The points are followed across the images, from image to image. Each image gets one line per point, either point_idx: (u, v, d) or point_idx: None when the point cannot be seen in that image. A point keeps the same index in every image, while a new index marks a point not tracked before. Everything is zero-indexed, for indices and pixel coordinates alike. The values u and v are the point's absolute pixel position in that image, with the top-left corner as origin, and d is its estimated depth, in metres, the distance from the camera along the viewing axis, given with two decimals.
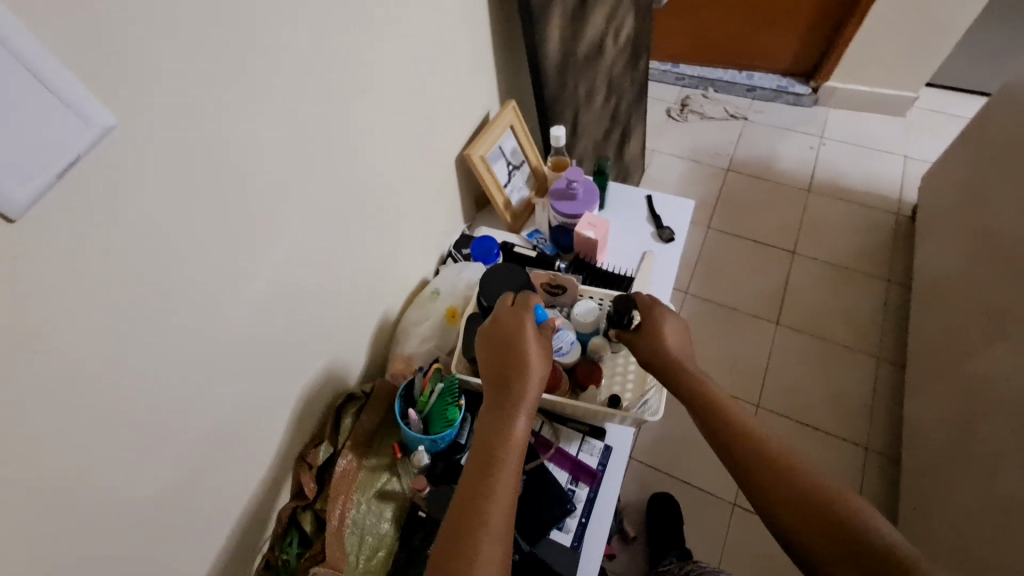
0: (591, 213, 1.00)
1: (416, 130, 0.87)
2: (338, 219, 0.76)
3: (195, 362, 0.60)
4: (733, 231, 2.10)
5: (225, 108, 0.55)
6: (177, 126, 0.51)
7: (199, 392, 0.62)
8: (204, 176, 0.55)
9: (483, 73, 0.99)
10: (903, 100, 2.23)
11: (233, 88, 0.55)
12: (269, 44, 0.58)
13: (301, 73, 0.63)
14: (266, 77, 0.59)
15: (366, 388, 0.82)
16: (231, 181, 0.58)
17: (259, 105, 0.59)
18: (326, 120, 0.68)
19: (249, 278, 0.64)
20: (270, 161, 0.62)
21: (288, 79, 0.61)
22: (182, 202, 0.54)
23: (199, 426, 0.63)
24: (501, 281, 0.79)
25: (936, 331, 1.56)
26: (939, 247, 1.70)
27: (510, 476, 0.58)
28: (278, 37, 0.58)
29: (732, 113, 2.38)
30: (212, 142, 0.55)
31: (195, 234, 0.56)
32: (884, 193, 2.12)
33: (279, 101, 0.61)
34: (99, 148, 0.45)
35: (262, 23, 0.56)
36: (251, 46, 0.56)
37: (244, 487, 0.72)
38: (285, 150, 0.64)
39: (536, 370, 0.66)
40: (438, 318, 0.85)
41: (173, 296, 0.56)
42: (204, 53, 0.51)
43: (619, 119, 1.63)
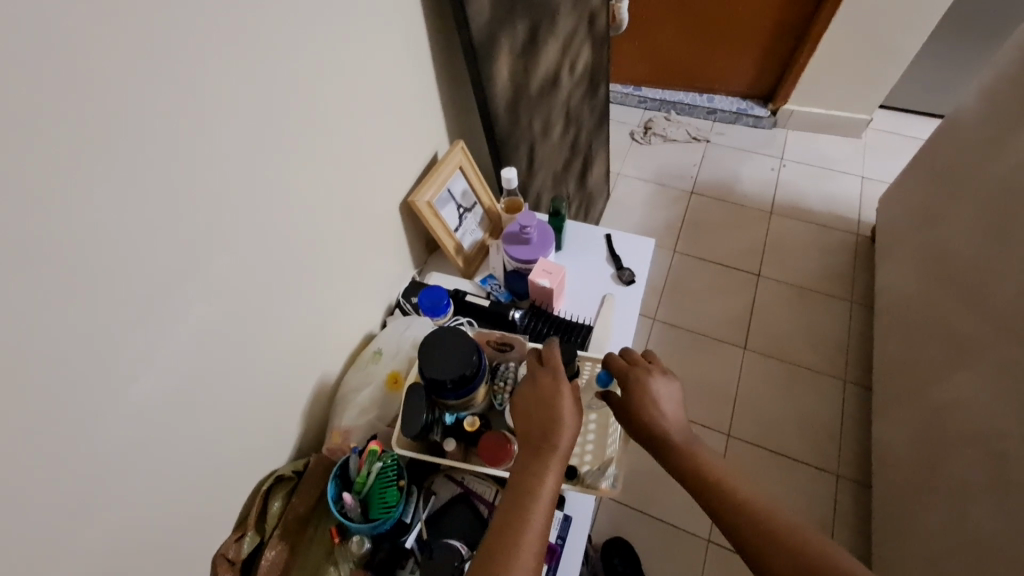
0: (547, 258, 0.96)
1: (353, 180, 0.81)
2: (262, 285, 0.69)
3: (80, 479, 0.52)
4: (698, 254, 2.08)
5: (97, 189, 0.47)
6: (28, 217, 0.43)
7: (87, 510, 0.53)
8: (74, 269, 0.47)
9: (429, 114, 0.94)
10: (858, 121, 2.27)
11: (107, 166, 0.47)
12: (151, 110, 0.50)
13: (199, 138, 0.55)
14: (151, 149, 0.51)
15: (299, 467, 0.77)
16: (115, 268, 0.51)
17: (144, 180, 0.51)
18: (235, 184, 0.61)
19: (146, 373, 0.56)
20: (164, 239, 0.54)
21: (189, 148, 0.54)
22: (48, 300, 0.46)
23: (91, 547, 0.54)
24: (450, 349, 0.71)
25: (898, 355, 1.56)
26: (899, 268, 1.71)
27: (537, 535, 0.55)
28: (174, 104, 0.52)
29: (694, 136, 2.39)
30: (79, 231, 0.47)
31: (65, 338, 0.48)
32: (843, 213, 2.15)
33: (169, 173, 0.53)
34: None
35: (149, 88, 0.49)
36: (137, 115, 0.49)
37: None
38: (184, 225, 0.56)
39: (569, 432, 0.62)
40: (379, 384, 0.78)
41: (42, 413, 0.47)
42: (61, 127, 0.43)
43: (580, 148, 1.60)
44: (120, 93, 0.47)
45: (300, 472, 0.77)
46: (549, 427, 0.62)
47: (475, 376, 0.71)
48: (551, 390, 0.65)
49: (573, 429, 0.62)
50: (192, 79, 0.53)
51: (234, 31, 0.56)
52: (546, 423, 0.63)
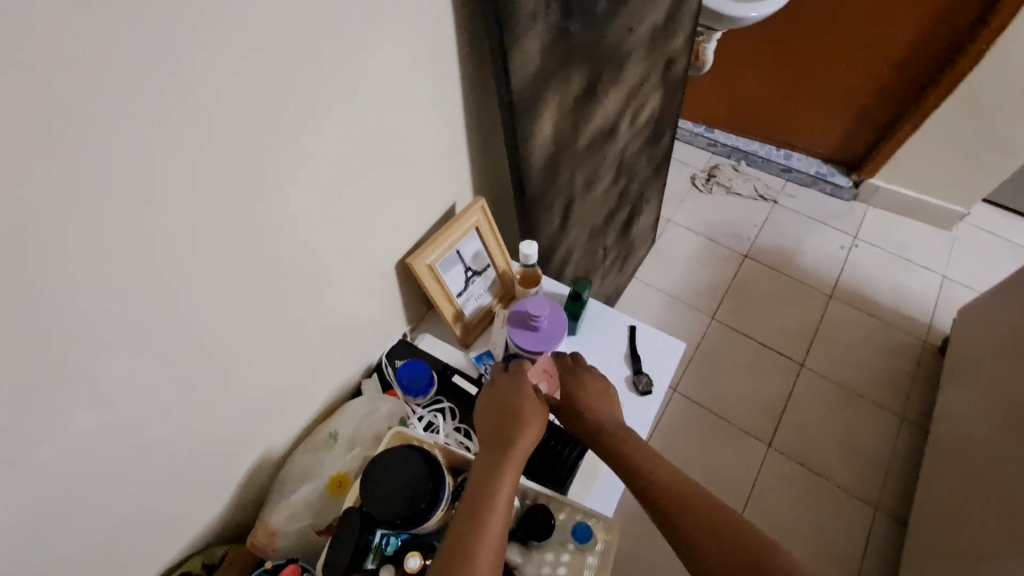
0: (555, 352, 0.82)
1: (343, 239, 0.69)
2: (203, 361, 0.58)
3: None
4: (739, 327, 1.89)
5: None
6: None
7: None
8: None
9: (452, 165, 0.81)
10: (953, 213, 2.00)
11: None
12: (51, 186, 0.38)
13: (123, 214, 0.44)
14: (48, 232, 0.40)
15: (214, 561, 0.70)
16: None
17: (30, 270, 0.40)
18: (172, 259, 0.50)
19: (16, 479, 0.46)
20: (61, 331, 0.44)
21: (124, 223, 0.44)
22: None
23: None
24: (404, 474, 0.60)
25: (945, 506, 1.36)
26: (968, 400, 1.49)
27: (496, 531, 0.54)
28: (102, 176, 0.41)
29: (761, 193, 2.18)
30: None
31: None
32: (913, 313, 1.90)
33: (74, 257, 0.42)
34: None
35: (57, 159, 0.38)
36: (45, 196, 0.38)
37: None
38: (95, 312, 0.45)
39: (528, 439, 0.63)
40: (323, 482, 0.67)
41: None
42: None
43: (629, 198, 1.44)
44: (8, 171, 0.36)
45: (215, 565, 0.70)
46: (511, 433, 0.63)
47: (427, 512, 0.59)
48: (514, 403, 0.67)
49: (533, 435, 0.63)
50: (119, 147, 0.41)
51: (192, 83, 0.44)
52: (509, 422, 0.64)
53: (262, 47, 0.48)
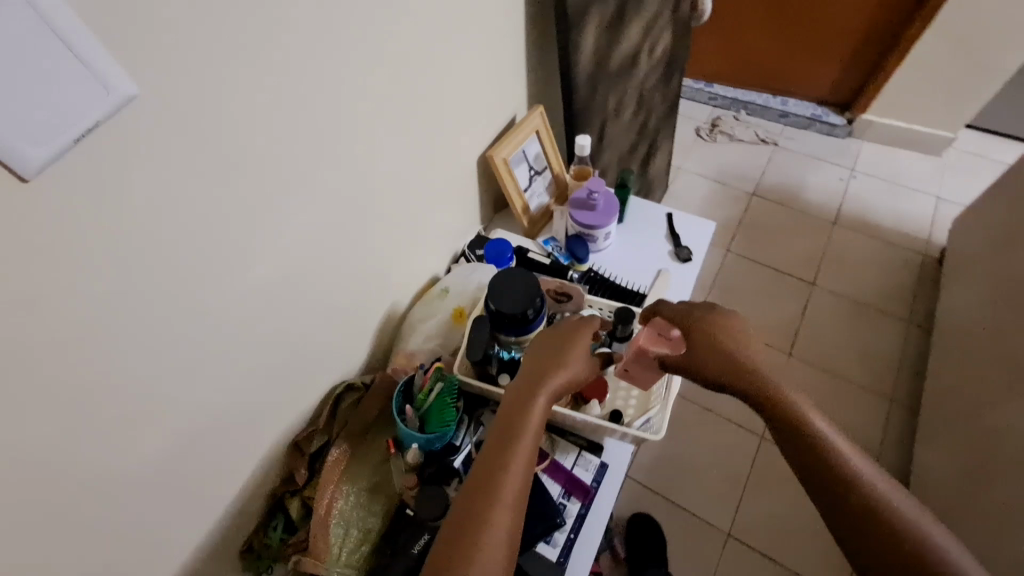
0: (609, 225, 1.00)
1: (440, 128, 0.87)
2: (351, 211, 0.76)
3: (187, 352, 0.60)
4: (752, 256, 2.06)
5: (236, 98, 0.54)
6: (174, 111, 0.49)
7: (190, 381, 0.61)
8: (214, 166, 0.55)
9: (513, 77, 0.99)
10: (941, 139, 2.17)
11: (246, 76, 0.54)
12: (283, 35, 0.56)
13: (316, 66, 0.61)
14: (276, 70, 0.57)
15: (367, 379, 0.85)
16: (246, 168, 0.58)
17: (268, 98, 0.57)
18: (338, 112, 0.67)
19: (247, 270, 0.63)
20: (277, 154, 0.61)
21: (315, 75, 0.62)
22: (191, 187, 0.53)
23: (187, 417, 0.63)
24: (514, 294, 0.76)
25: (953, 381, 1.51)
26: (965, 292, 1.66)
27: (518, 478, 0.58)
28: (307, 35, 0.59)
29: (762, 138, 2.36)
30: (215, 132, 0.54)
31: (189, 227, 0.55)
32: (912, 232, 2.07)
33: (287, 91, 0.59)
34: (118, 116, 0.45)
35: (285, 17, 0.56)
36: (278, 41, 0.56)
37: (236, 475, 0.74)
38: (300, 143, 0.63)
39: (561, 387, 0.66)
40: (445, 317, 0.85)
41: (164, 284, 0.55)
42: (217, 36, 0.50)
43: (647, 133, 1.61)
44: (262, 16, 0.53)
45: (368, 386, 0.85)
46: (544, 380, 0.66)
47: (534, 319, 0.76)
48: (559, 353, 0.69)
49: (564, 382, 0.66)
50: (318, 13, 0.59)
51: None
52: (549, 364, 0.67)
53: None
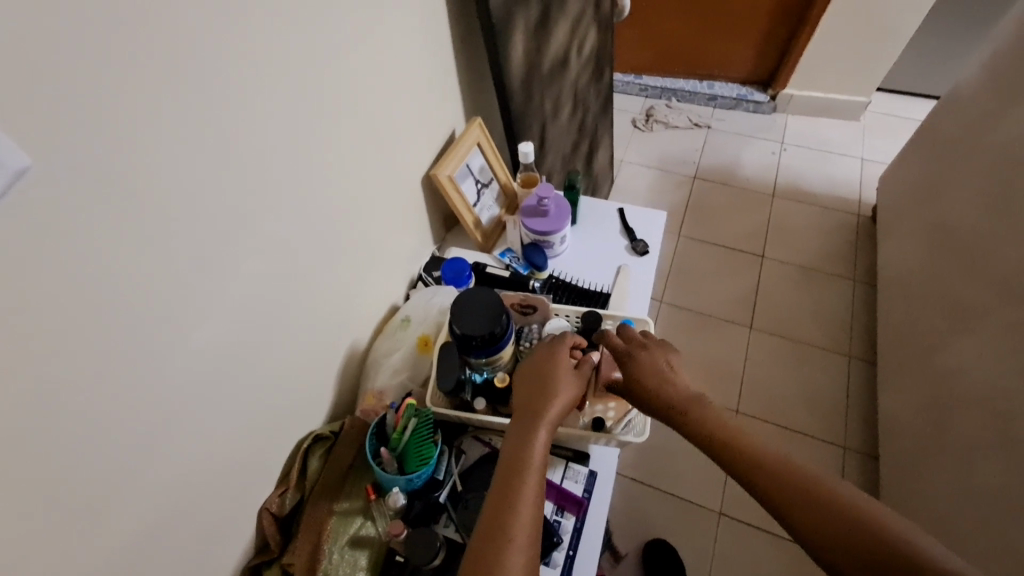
0: (564, 230, 0.99)
1: (378, 153, 0.83)
2: (297, 254, 0.71)
3: (133, 437, 0.54)
4: (702, 238, 2.11)
5: (157, 151, 0.50)
6: (82, 176, 0.44)
7: (144, 461, 0.56)
8: (142, 229, 0.50)
9: (448, 91, 0.97)
10: (857, 104, 2.30)
11: (166, 129, 0.50)
12: (204, 81, 0.52)
13: (244, 107, 0.57)
14: (202, 118, 0.53)
15: (336, 426, 0.81)
16: (180, 226, 0.54)
17: (195, 148, 0.53)
18: (269, 152, 0.62)
19: (200, 333, 0.59)
20: (213, 206, 0.57)
21: (244, 118, 0.58)
22: (120, 254, 0.48)
23: (143, 507, 0.57)
24: (477, 315, 0.72)
25: (902, 331, 1.59)
26: (900, 244, 1.75)
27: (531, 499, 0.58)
28: (229, 76, 0.55)
29: (696, 122, 2.43)
30: (134, 193, 0.48)
31: (121, 301, 0.50)
32: (844, 195, 2.18)
33: (211, 138, 0.54)
34: (13, 193, 0.40)
35: (204, 61, 0.52)
36: (198, 87, 0.52)
37: (207, 558, 0.67)
38: (232, 189, 0.58)
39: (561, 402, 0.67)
40: (409, 348, 0.81)
41: (101, 364, 0.49)
42: (125, 89, 0.45)
43: (586, 130, 1.62)
44: (177, 63, 0.49)
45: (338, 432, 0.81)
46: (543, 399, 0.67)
47: (502, 336, 0.73)
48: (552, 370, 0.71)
49: (564, 399, 0.67)
50: (240, 52, 0.55)
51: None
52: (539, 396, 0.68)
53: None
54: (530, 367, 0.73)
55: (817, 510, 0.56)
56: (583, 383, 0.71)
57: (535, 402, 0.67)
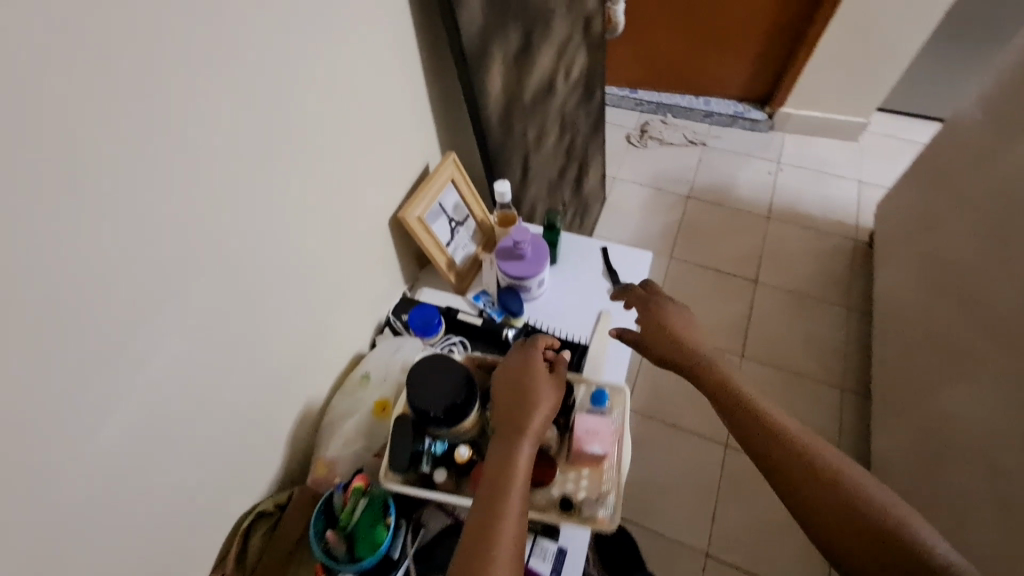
0: (540, 274, 0.93)
1: (342, 197, 0.77)
2: (243, 314, 0.65)
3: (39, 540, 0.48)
4: (695, 260, 2.06)
5: (57, 232, 0.43)
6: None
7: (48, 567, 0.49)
8: (39, 318, 0.44)
9: (420, 126, 0.91)
10: (856, 125, 2.24)
11: (68, 206, 0.44)
12: (117, 147, 0.46)
13: (167, 170, 0.51)
14: (114, 188, 0.47)
15: (280, 501, 0.76)
16: (88, 307, 0.47)
17: (106, 222, 0.47)
18: (206, 211, 0.56)
19: (117, 418, 0.52)
20: (132, 281, 0.50)
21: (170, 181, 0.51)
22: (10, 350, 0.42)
23: None
24: (437, 384, 0.69)
25: (897, 366, 1.53)
26: (897, 275, 1.70)
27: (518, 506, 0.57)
28: (149, 138, 0.48)
29: (691, 139, 2.37)
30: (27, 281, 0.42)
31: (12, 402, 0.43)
32: (841, 218, 2.12)
33: (134, 206, 0.49)
34: None
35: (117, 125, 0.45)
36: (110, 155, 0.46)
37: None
38: (156, 258, 0.52)
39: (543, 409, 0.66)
40: (367, 410, 0.75)
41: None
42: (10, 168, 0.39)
43: (575, 153, 1.56)
44: (81, 132, 0.43)
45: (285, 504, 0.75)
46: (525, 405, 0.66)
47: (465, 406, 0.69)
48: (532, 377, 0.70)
49: (546, 406, 0.66)
50: (163, 110, 0.49)
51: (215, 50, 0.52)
52: (526, 401, 0.67)
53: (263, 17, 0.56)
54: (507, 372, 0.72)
55: (798, 469, 0.62)
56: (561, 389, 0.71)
57: (515, 408, 0.67)
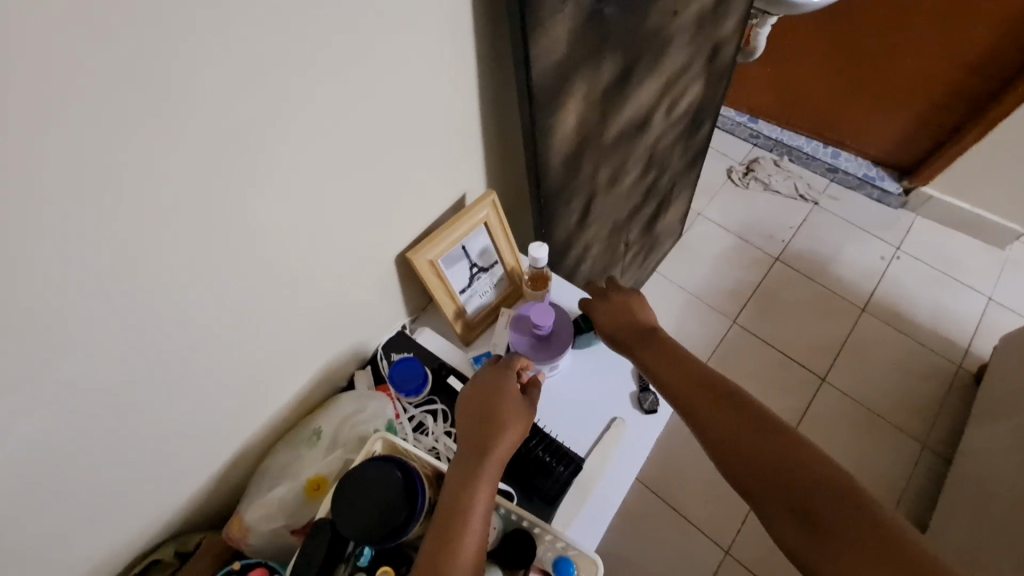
0: (557, 360, 0.80)
1: (341, 228, 0.66)
2: (180, 350, 0.56)
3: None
4: (761, 334, 1.81)
5: None
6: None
7: None
8: None
9: (463, 152, 0.76)
10: (1009, 231, 1.85)
11: None
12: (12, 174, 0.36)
13: (87, 199, 0.41)
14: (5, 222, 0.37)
15: (184, 550, 0.69)
16: None
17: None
18: (139, 245, 0.46)
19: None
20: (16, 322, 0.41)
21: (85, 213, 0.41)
22: None
23: None
24: (372, 496, 0.57)
25: (959, 546, 1.28)
26: (999, 435, 1.40)
27: (472, 547, 0.53)
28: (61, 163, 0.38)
29: (802, 193, 2.06)
30: None
31: None
32: (952, 336, 1.79)
33: (31, 245, 0.39)
34: None
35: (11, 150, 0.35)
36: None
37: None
38: (54, 298, 0.43)
39: (507, 437, 0.62)
40: (300, 483, 0.64)
41: None
42: None
43: (657, 192, 1.36)
44: None
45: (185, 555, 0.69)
46: (487, 432, 0.62)
47: (404, 526, 0.57)
48: (499, 403, 0.65)
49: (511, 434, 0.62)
50: (87, 130, 0.38)
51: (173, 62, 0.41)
52: (486, 430, 0.62)
53: (255, 26, 0.44)
54: (475, 393, 0.66)
55: (749, 453, 0.56)
56: (531, 413, 0.66)
57: (478, 433, 0.62)
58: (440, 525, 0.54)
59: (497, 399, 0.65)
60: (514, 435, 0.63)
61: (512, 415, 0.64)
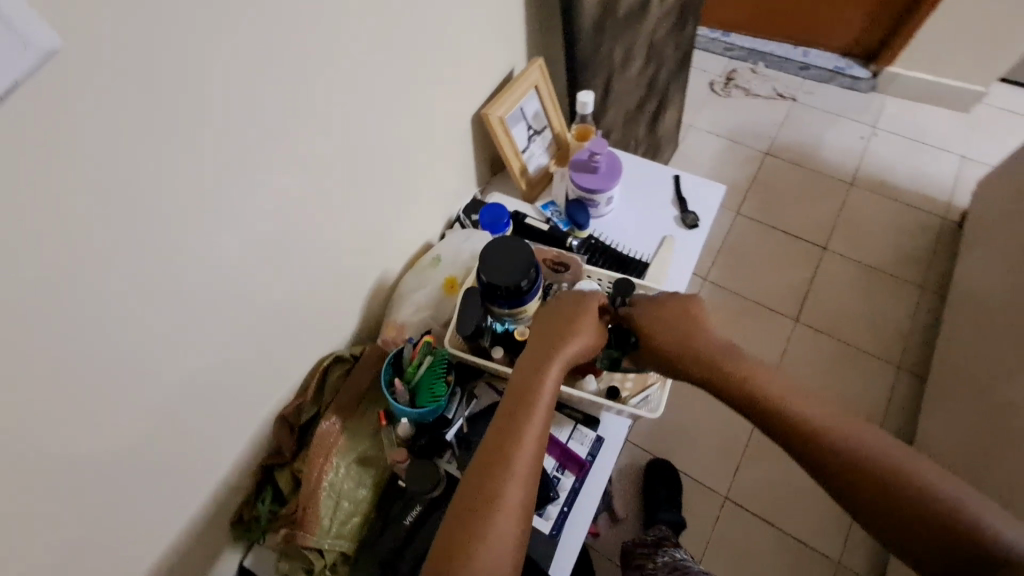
0: (613, 188, 0.95)
1: (423, 81, 0.83)
2: (328, 171, 0.74)
3: (156, 315, 0.59)
4: (764, 220, 1.99)
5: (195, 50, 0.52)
6: (117, 59, 0.46)
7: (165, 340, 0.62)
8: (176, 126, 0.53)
9: (503, 24, 0.93)
10: (970, 95, 2.05)
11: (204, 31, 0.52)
12: None
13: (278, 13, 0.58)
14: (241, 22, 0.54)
15: (356, 353, 0.88)
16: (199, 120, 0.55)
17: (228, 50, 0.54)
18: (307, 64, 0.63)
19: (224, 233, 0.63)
20: (240, 111, 0.59)
21: (276, 25, 0.58)
22: (140, 155, 0.51)
23: (164, 384, 0.64)
24: (500, 270, 0.72)
25: (964, 350, 1.46)
26: (984, 259, 1.59)
27: (534, 434, 0.59)
28: None
29: (780, 92, 2.23)
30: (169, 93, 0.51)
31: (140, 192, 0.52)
32: (934, 194, 1.98)
33: (251, 46, 0.56)
34: (44, 75, 0.42)
35: None
36: None
37: (216, 439, 0.76)
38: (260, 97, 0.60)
39: (577, 343, 0.67)
40: (435, 287, 0.87)
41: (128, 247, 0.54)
42: None
43: (657, 88, 1.53)
44: None
45: (356, 358, 0.88)
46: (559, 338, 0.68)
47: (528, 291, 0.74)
48: (573, 316, 0.71)
49: (581, 341, 0.67)
50: None
51: None
52: (560, 334, 0.68)
53: None
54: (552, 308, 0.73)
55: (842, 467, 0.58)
56: (599, 335, 0.71)
57: (550, 338, 0.68)
58: (509, 407, 0.62)
59: (572, 316, 0.71)
60: (584, 345, 0.68)
61: (584, 327, 0.70)
